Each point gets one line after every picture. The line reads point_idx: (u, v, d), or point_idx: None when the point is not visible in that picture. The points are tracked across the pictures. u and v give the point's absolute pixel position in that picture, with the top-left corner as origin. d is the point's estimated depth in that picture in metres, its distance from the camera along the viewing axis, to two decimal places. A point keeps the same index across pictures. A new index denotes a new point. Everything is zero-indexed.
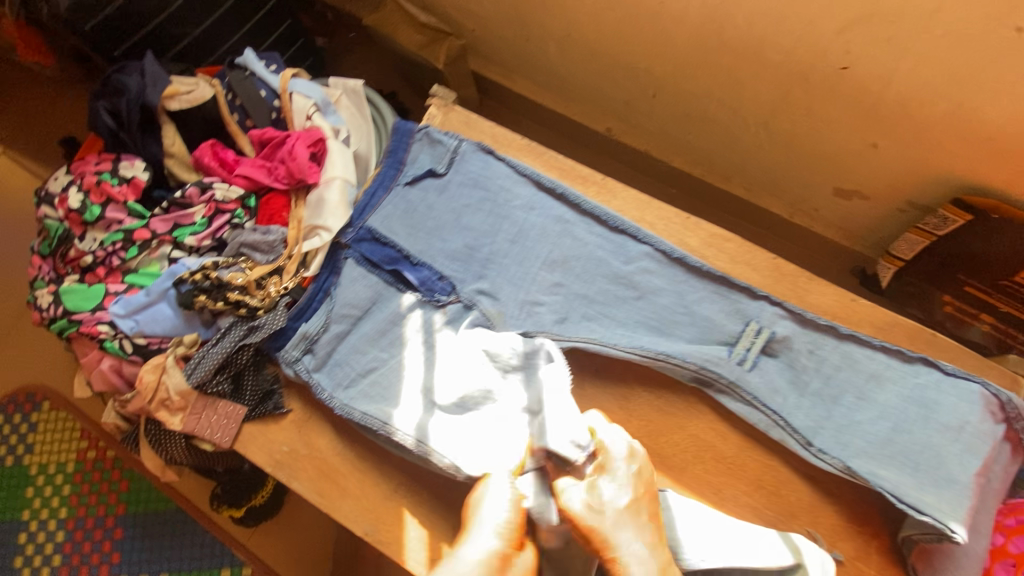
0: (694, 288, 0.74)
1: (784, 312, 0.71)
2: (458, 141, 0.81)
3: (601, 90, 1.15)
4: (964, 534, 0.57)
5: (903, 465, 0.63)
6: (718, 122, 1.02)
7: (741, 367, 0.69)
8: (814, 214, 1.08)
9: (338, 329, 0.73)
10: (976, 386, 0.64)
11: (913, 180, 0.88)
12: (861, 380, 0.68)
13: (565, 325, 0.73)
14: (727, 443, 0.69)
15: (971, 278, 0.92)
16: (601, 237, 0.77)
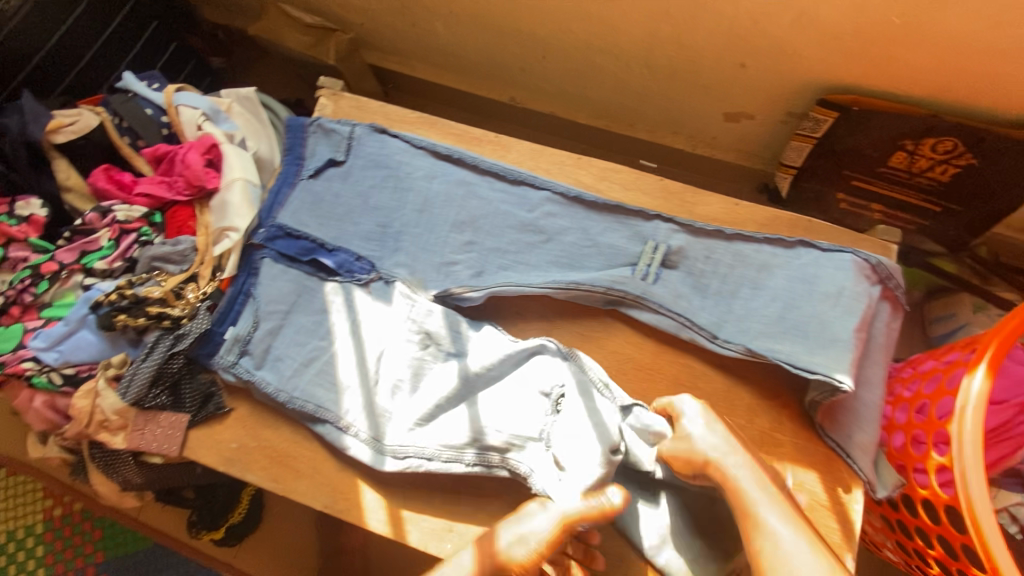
0: (595, 221, 0.79)
1: (677, 227, 0.76)
2: (350, 127, 0.84)
3: (497, 59, 1.20)
4: (849, 382, 0.63)
5: (795, 336, 0.68)
6: (609, 71, 1.12)
7: (646, 282, 0.74)
8: (713, 142, 1.20)
9: (269, 325, 0.75)
10: (848, 255, 0.70)
11: (783, 92, 1.00)
12: (753, 272, 0.73)
13: (481, 277, 0.76)
14: (644, 352, 0.74)
15: (854, 171, 1.04)
16: (503, 191, 0.81)
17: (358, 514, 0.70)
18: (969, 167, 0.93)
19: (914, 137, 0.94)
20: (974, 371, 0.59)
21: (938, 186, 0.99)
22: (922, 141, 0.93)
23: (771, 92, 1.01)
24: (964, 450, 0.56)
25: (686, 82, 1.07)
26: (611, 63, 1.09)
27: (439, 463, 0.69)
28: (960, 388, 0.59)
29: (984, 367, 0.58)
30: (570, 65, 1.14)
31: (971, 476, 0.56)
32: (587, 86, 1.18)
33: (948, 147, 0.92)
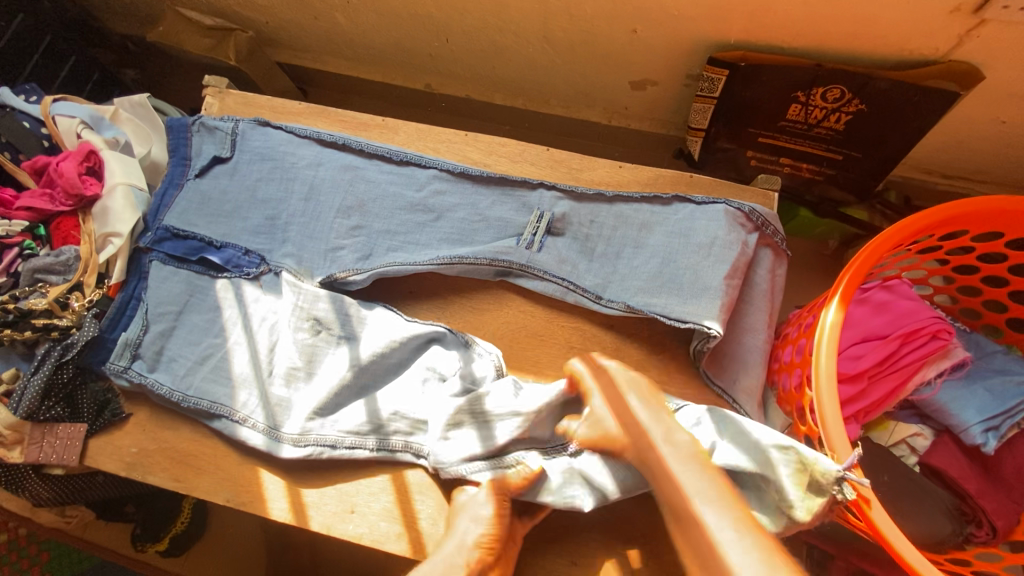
0: (483, 195, 0.78)
1: (560, 194, 0.77)
2: (233, 122, 0.83)
3: (404, 46, 1.19)
4: (718, 328, 0.65)
5: (670, 289, 0.69)
6: (512, 49, 1.12)
7: (531, 250, 0.74)
8: (627, 113, 1.21)
9: (160, 328, 0.75)
10: (720, 206, 0.72)
11: (678, 55, 1.01)
12: (634, 231, 0.74)
13: (368, 260, 0.76)
14: (535, 319, 0.74)
15: (758, 128, 1.05)
16: (390, 173, 0.80)
17: (260, 503, 0.69)
18: (859, 113, 0.95)
19: (804, 89, 0.95)
20: (828, 306, 0.61)
21: (835, 134, 1.01)
22: (812, 92, 0.95)
23: (667, 56, 1.02)
24: (822, 383, 0.58)
25: (587, 53, 1.07)
26: (512, 41, 1.09)
27: (344, 449, 0.69)
28: (817, 325, 0.61)
29: (837, 302, 0.62)
30: (475, 46, 1.14)
31: (827, 406, 0.57)
32: (495, 66, 1.18)
33: (837, 94, 0.94)
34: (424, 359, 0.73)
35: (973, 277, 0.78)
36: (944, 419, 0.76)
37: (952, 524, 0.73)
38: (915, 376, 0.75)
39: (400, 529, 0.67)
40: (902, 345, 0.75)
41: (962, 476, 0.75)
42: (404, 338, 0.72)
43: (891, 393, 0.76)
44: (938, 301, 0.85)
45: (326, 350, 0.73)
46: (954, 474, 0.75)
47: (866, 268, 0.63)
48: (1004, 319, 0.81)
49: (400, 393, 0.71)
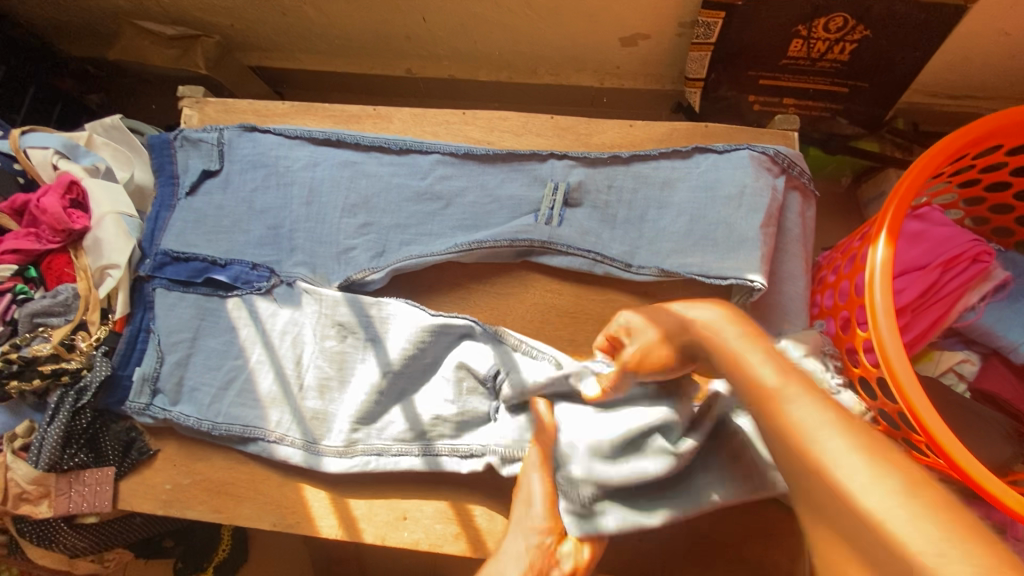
0: (492, 174, 0.74)
1: (573, 162, 0.73)
2: (218, 132, 0.78)
3: (378, 32, 1.14)
4: (763, 280, 0.62)
5: (705, 246, 0.66)
6: (493, 20, 1.06)
7: (551, 225, 0.70)
8: (619, 72, 1.16)
9: (176, 357, 0.72)
10: (744, 152, 0.68)
11: (669, 3, 0.96)
12: (656, 190, 0.71)
13: (383, 257, 0.72)
14: (564, 296, 0.71)
15: (758, 70, 1.01)
16: (392, 164, 0.76)
17: (309, 522, 0.67)
18: (864, 40, 0.92)
19: (804, 22, 0.91)
20: (876, 242, 0.58)
21: (840, 66, 0.97)
22: (813, 24, 0.91)
23: (657, 7, 0.97)
24: (880, 324, 0.56)
25: (571, 13, 1.02)
26: (491, 11, 1.04)
27: (391, 457, 0.66)
28: (866, 263, 0.58)
29: (883, 237, 0.59)
30: (454, 22, 1.08)
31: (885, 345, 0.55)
32: (476, 40, 1.13)
33: (839, 23, 0.90)
34: (455, 355, 0.69)
35: (1002, 194, 0.76)
36: (992, 342, 0.75)
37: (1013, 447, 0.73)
38: (959, 302, 0.73)
39: (457, 529, 0.65)
40: (942, 273, 0.73)
41: (1015, 397, 0.75)
42: (432, 332, 0.68)
43: (933, 323, 0.73)
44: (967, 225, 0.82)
45: (356, 355, 0.69)
46: (1008, 396, 0.75)
47: (908, 197, 0.60)
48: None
49: (438, 395, 0.68)
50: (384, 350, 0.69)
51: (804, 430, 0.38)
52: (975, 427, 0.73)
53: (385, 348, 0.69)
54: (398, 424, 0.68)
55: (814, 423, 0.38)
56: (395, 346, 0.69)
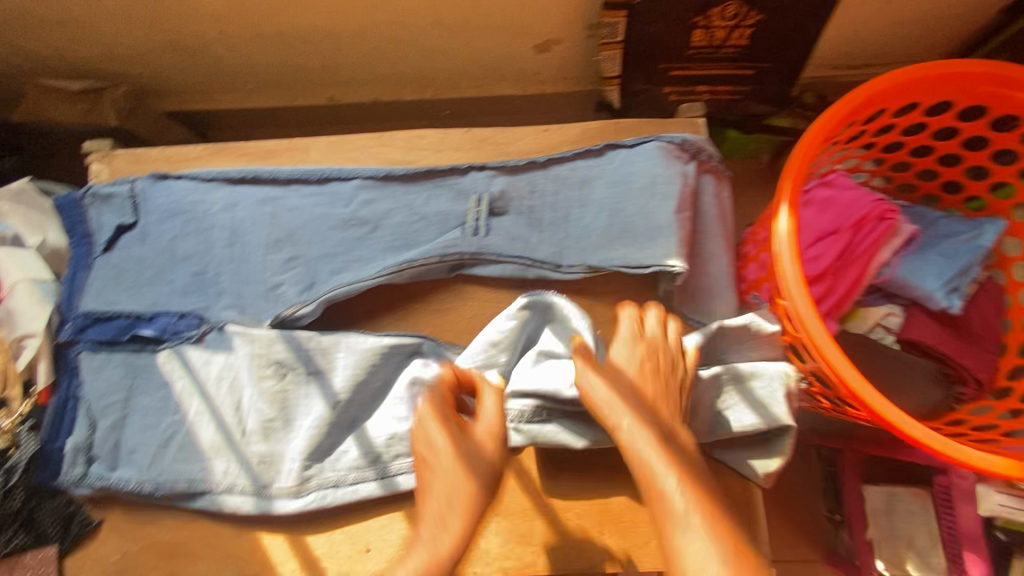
0: (415, 193, 0.74)
1: (493, 172, 0.74)
2: (129, 183, 0.76)
3: (293, 64, 1.13)
4: (680, 264, 0.64)
5: (625, 238, 0.68)
6: (406, 41, 1.07)
7: (478, 236, 0.71)
8: (539, 78, 1.19)
9: (110, 421, 0.69)
10: (652, 143, 0.71)
11: (573, 8, 0.99)
12: (576, 190, 0.73)
13: (313, 289, 0.70)
14: (501, 304, 0.72)
15: (668, 63, 1.05)
16: (313, 195, 0.75)
17: (269, 569, 0.65)
18: (758, 24, 0.97)
19: (701, 13, 0.95)
20: (777, 215, 0.62)
21: (741, 50, 1.02)
22: (709, 13, 0.95)
23: (562, 12, 1.00)
24: (792, 291, 0.59)
25: (481, 25, 1.04)
26: (402, 32, 1.05)
27: (349, 486, 0.65)
28: (772, 237, 0.61)
29: (785, 208, 0.62)
30: (368, 45, 1.08)
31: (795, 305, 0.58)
32: (392, 62, 1.13)
33: (733, 11, 0.95)
34: (407, 373, 0.69)
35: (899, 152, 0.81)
36: (909, 293, 0.79)
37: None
38: (875, 259, 0.77)
39: None
40: (854, 234, 0.76)
41: (939, 342, 0.77)
42: (381, 351, 0.68)
43: (855, 283, 0.77)
44: (877, 184, 0.86)
45: (300, 391, 0.68)
46: (931, 344, 0.77)
47: (804, 167, 0.64)
48: (938, 183, 0.84)
49: (389, 415, 0.68)
50: (328, 384, 0.68)
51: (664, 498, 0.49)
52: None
53: (328, 382, 0.68)
54: (351, 453, 0.67)
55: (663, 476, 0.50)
56: (337, 379, 0.67)
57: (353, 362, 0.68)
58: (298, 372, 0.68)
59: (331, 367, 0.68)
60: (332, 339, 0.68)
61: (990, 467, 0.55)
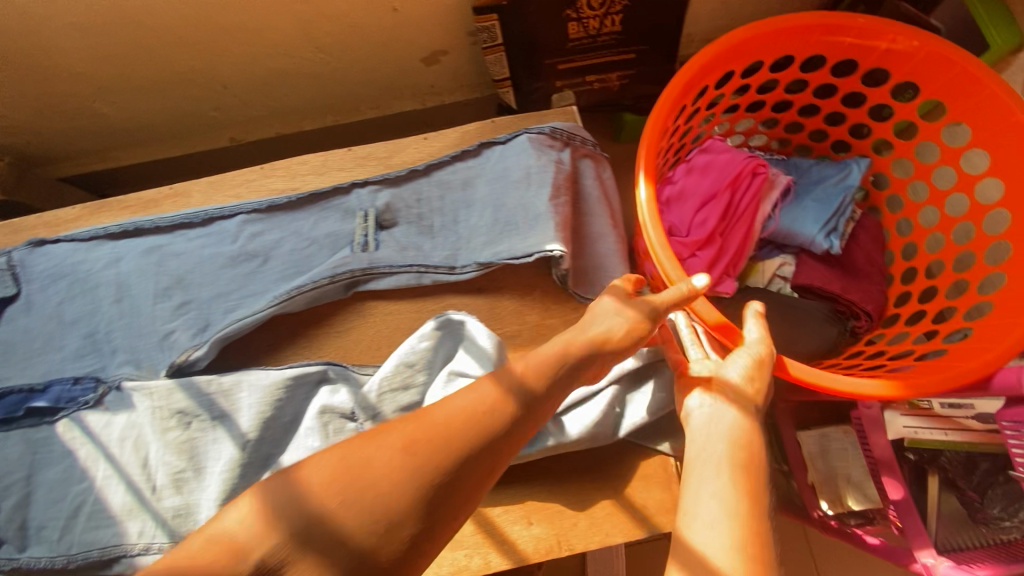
0: (302, 219, 0.74)
1: (376, 187, 0.75)
2: (6, 255, 0.74)
3: (185, 110, 1.12)
4: (560, 248, 0.66)
5: (509, 231, 0.70)
6: (293, 71, 1.08)
7: (368, 252, 0.71)
8: (436, 90, 1.20)
9: (11, 502, 0.66)
10: (523, 136, 0.73)
11: (448, 17, 1.01)
12: (460, 192, 0.74)
13: (209, 330, 0.70)
14: (403, 315, 0.71)
15: (552, 58, 1.08)
16: (200, 237, 0.75)
17: None
18: (626, 9, 1.00)
19: (570, 6, 0.98)
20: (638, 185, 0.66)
21: (618, 36, 1.05)
22: (577, 6, 0.98)
23: (439, 23, 1.02)
24: (659, 254, 0.63)
25: (364, 46, 1.05)
26: (286, 63, 1.05)
27: None
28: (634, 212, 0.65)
29: (643, 177, 0.66)
30: (255, 81, 1.08)
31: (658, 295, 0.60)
32: (285, 94, 1.13)
33: (599, 0, 0.98)
34: (315, 401, 0.67)
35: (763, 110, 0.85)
36: (795, 242, 0.82)
37: (837, 327, 0.80)
38: (757, 215, 0.80)
39: None
40: (733, 193, 0.80)
41: (826, 282, 0.80)
42: (286, 388, 0.67)
43: (741, 241, 0.80)
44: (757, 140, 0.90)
45: (210, 437, 0.66)
46: (820, 285, 0.80)
47: (654, 146, 0.68)
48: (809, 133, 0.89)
49: (302, 446, 0.66)
50: (235, 426, 0.66)
51: (698, 499, 0.50)
52: (801, 321, 0.79)
53: (234, 424, 0.66)
54: None
55: (710, 488, 0.50)
56: (243, 419, 0.66)
57: (257, 398, 0.66)
58: (203, 418, 0.66)
59: (235, 407, 0.66)
60: (236, 380, 0.67)
61: (869, 394, 0.58)
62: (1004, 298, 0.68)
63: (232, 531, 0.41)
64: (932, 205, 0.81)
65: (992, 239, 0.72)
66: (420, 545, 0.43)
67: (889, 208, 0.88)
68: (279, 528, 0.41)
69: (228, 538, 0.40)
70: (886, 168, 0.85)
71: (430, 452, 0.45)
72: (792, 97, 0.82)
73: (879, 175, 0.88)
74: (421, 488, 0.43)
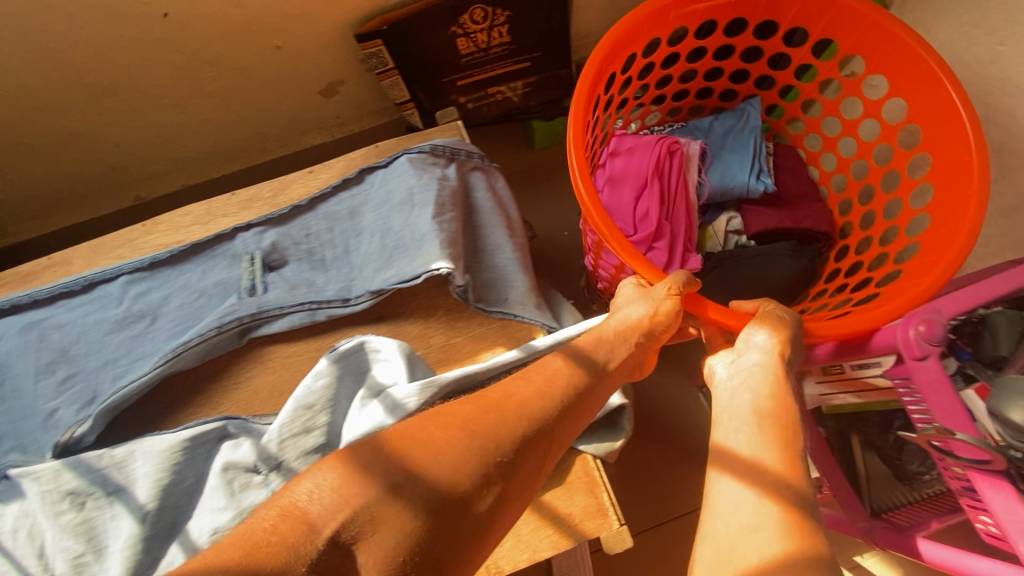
0: (188, 271, 0.72)
1: (261, 228, 0.73)
2: None
3: (82, 174, 1.08)
4: (446, 264, 0.64)
5: (398, 255, 0.68)
6: (188, 121, 1.06)
7: (256, 295, 0.68)
8: (341, 121, 1.19)
9: None
10: (402, 157, 0.72)
11: (335, 48, 1.01)
12: (347, 222, 0.72)
13: (96, 402, 0.66)
14: (302, 355, 0.69)
15: (449, 75, 1.08)
16: (82, 305, 0.71)
17: None
18: (510, 19, 1.01)
19: (454, 22, 0.98)
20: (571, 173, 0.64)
21: (509, 46, 1.06)
22: (460, 21, 0.98)
23: (327, 55, 1.01)
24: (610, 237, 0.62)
25: (256, 87, 1.03)
26: (179, 114, 1.03)
27: None
28: (577, 199, 0.64)
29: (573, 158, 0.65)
30: (151, 136, 1.06)
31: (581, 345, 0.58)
32: (186, 144, 1.11)
33: (482, 14, 0.98)
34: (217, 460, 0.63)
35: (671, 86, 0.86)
36: (736, 195, 0.83)
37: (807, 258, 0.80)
38: (688, 186, 0.81)
39: None
40: (662, 173, 0.79)
41: (780, 221, 0.81)
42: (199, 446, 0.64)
43: (685, 218, 0.80)
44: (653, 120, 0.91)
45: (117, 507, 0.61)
46: (776, 228, 0.81)
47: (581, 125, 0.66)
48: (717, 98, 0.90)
49: (207, 509, 0.61)
50: (136, 497, 0.61)
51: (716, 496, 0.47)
52: (770, 268, 0.78)
53: (134, 495, 0.62)
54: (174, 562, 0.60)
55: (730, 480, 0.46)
56: (143, 488, 0.62)
57: (156, 463, 0.62)
58: (101, 494, 0.62)
59: (134, 477, 0.62)
60: (136, 447, 0.63)
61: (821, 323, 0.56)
62: (933, 205, 0.68)
63: (320, 481, 0.43)
64: (847, 136, 0.82)
65: (909, 153, 0.72)
66: (466, 537, 0.43)
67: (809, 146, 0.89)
68: (375, 484, 0.42)
69: (300, 511, 0.41)
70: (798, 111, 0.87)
71: (474, 440, 0.46)
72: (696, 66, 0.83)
73: (793, 118, 0.90)
74: (483, 475, 0.45)
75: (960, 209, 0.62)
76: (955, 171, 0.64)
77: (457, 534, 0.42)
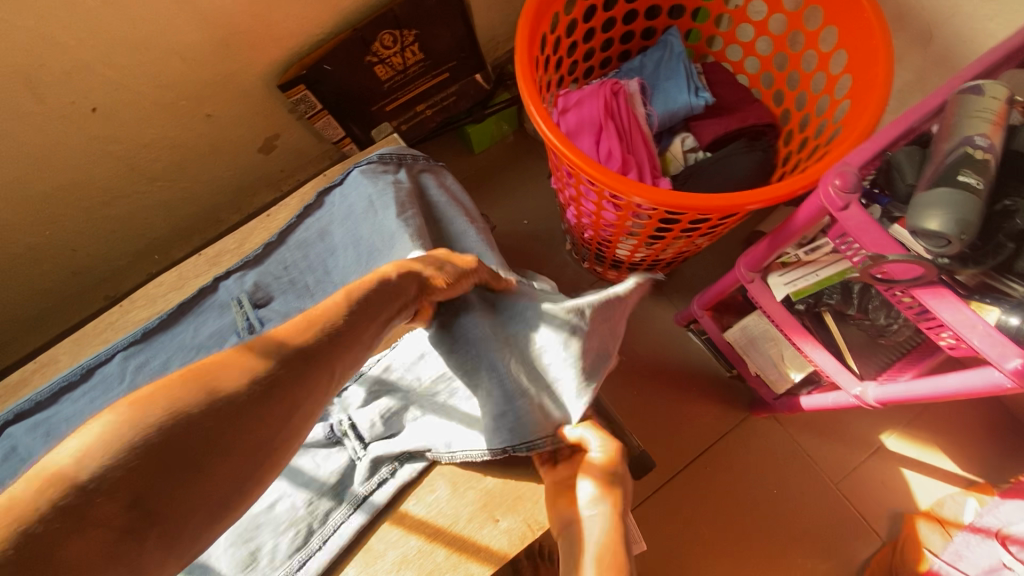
0: (181, 331, 0.73)
1: (240, 272, 0.75)
2: None
3: (46, 288, 1.09)
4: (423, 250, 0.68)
5: (375, 259, 0.72)
6: (139, 209, 1.08)
7: (255, 332, 0.70)
8: (286, 173, 1.24)
9: None
10: (354, 172, 0.77)
11: (263, 105, 1.05)
12: (320, 245, 0.76)
13: None
14: None
15: (377, 103, 1.13)
16: (86, 392, 0.69)
17: None
18: (418, 36, 1.06)
19: (367, 52, 1.03)
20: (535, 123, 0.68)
21: (424, 62, 1.12)
22: (373, 50, 1.03)
23: (257, 112, 1.06)
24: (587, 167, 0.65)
25: (197, 159, 1.07)
26: (127, 205, 1.05)
27: None
28: (549, 145, 0.68)
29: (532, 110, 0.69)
30: (106, 232, 1.07)
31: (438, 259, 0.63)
32: (142, 232, 1.13)
33: (392, 37, 1.03)
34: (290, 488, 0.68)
35: (596, 35, 0.88)
36: (682, 116, 0.88)
37: (759, 150, 0.83)
38: (640, 118, 0.85)
39: None
40: (615, 113, 0.83)
41: (726, 126, 0.85)
42: (312, 493, 0.67)
43: (645, 148, 0.84)
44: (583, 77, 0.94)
45: (220, 552, 0.63)
46: (725, 132, 0.85)
47: (533, 81, 0.70)
48: (638, 38, 0.94)
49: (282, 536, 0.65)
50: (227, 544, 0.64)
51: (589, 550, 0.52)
52: (730, 169, 0.82)
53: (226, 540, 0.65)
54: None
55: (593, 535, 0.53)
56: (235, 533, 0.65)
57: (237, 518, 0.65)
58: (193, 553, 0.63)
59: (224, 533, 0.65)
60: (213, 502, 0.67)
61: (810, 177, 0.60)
62: (854, 67, 0.71)
63: (65, 450, 0.33)
64: (761, 36, 0.86)
65: (818, 31, 0.76)
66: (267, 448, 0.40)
67: (731, 58, 0.92)
68: (140, 418, 0.35)
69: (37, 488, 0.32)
70: (713, 29, 0.90)
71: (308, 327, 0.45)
72: (611, 11, 0.85)
73: (709, 36, 0.93)
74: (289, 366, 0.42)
75: (876, 58, 0.66)
76: (868, 37, 0.67)
77: (246, 459, 0.38)
